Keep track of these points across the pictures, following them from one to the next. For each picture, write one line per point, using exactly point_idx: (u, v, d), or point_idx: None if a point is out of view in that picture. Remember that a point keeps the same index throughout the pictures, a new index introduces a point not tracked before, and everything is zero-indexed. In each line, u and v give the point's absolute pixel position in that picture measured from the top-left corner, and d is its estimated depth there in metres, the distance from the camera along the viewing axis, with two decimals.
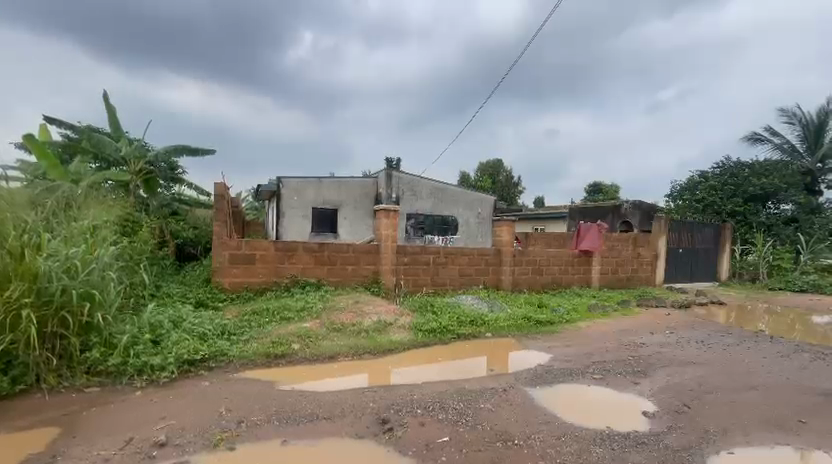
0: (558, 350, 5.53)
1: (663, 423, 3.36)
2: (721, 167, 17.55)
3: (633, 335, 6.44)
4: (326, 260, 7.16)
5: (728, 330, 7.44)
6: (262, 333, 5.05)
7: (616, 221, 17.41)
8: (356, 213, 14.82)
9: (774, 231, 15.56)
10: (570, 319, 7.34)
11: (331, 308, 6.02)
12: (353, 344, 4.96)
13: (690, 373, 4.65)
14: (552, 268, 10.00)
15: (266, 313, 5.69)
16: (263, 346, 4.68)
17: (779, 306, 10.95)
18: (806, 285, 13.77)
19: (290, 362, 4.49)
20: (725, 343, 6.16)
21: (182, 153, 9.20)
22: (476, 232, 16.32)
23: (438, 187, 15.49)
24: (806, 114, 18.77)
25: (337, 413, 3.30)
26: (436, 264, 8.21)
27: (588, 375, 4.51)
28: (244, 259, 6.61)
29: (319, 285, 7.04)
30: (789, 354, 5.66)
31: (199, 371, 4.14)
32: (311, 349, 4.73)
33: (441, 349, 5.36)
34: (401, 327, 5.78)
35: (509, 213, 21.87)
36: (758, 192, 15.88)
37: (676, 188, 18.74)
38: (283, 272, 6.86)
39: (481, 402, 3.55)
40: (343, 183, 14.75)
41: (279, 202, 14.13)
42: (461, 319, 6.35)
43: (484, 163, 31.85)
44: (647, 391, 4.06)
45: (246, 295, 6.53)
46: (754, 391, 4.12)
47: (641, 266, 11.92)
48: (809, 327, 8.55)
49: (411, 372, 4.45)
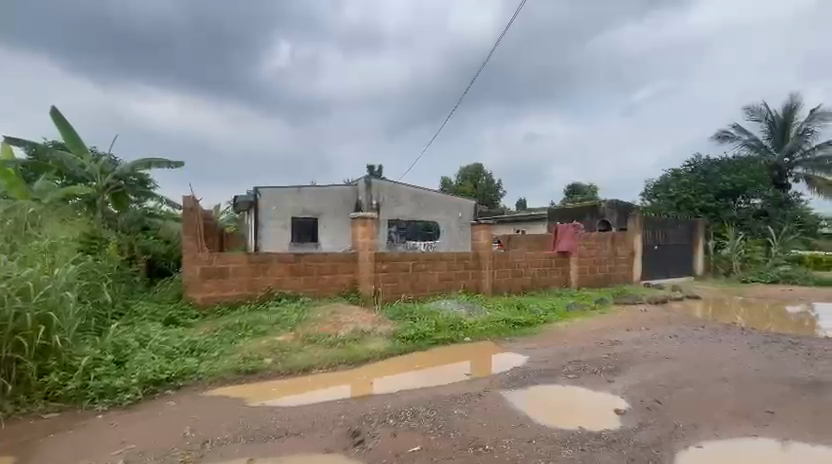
0: (536, 351, 5.56)
1: (634, 420, 3.40)
2: (693, 165, 18.17)
3: (609, 333, 6.53)
4: (302, 271, 7.06)
5: (703, 323, 7.62)
6: (234, 348, 4.92)
7: (594, 220, 17.71)
8: (337, 221, 14.68)
9: (746, 225, 16.20)
10: (548, 320, 7.40)
11: (306, 319, 5.92)
12: (329, 355, 4.87)
13: (663, 368, 4.72)
14: (531, 270, 10.09)
15: (239, 328, 5.56)
16: (233, 362, 4.56)
17: (753, 298, 11.26)
18: (777, 276, 14.45)
19: (262, 377, 4.38)
20: (699, 337, 6.30)
21: (152, 167, 8.97)
22: (458, 236, 16.36)
23: (419, 193, 15.49)
24: (771, 111, 19.52)
25: (307, 427, 3.22)
26: (415, 270, 8.18)
27: (564, 375, 4.54)
28: (216, 273, 6.46)
29: (295, 297, 6.93)
30: (760, 345, 5.80)
31: (166, 392, 4.00)
32: (284, 363, 4.61)
33: (420, 356, 5.29)
34: (379, 335, 5.71)
35: (491, 217, 22.06)
36: (728, 187, 16.42)
37: (650, 187, 19.20)
38: (258, 285, 6.73)
39: (455, 408, 3.52)
40: (322, 192, 14.59)
41: (258, 213, 13.96)
42: (440, 325, 6.31)
43: (465, 168, 32.15)
44: (620, 389, 4.11)
45: (219, 309, 6.37)
46: (724, 383, 4.20)
47: (619, 264, 12.13)
48: (780, 317, 8.80)
49: (388, 381, 4.39)
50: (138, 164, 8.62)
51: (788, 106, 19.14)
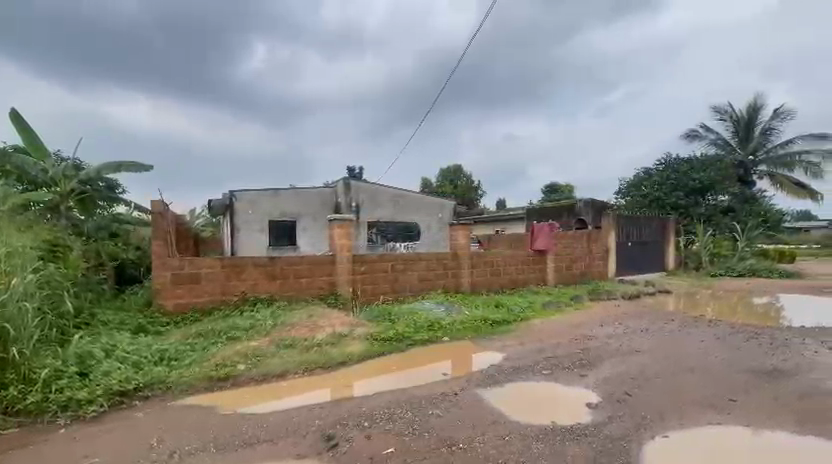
0: (513, 349, 5.64)
1: (604, 413, 3.48)
2: (663, 164, 18.72)
3: (584, 328, 6.68)
4: (278, 274, 6.95)
5: (673, 316, 7.87)
6: (206, 356, 4.81)
7: (570, 219, 18.04)
8: (315, 224, 14.52)
9: (714, 221, 16.77)
10: (525, 317, 7.51)
11: (282, 324, 5.83)
12: (304, 360, 4.81)
13: (634, 361, 4.85)
14: (509, 269, 10.21)
15: (212, 334, 5.44)
16: (205, 369, 4.46)
17: (721, 291, 11.69)
18: (743, 270, 15.05)
19: (235, 384, 4.29)
20: (669, 330, 6.49)
21: (119, 171, 8.68)
22: (438, 237, 16.43)
23: (398, 195, 15.48)
24: (736, 111, 20.31)
25: (280, 433, 3.18)
26: (394, 270, 8.17)
27: (538, 371, 4.61)
28: (187, 279, 6.29)
29: (271, 301, 6.82)
30: (725, 336, 6.03)
31: (133, 403, 3.88)
32: (258, 369, 4.53)
33: (398, 358, 5.27)
34: (356, 338, 5.66)
35: (470, 217, 22.25)
36: (697, 185, 16.89)
37: (624, 186, 19.73)
38: (232, 290, 6.60)
39: (429, 407, 3.53)
40: (299, 194, 14.40)
41: (234, 216, 13.63)
42: (418, 326, 6.31)
43: (445, 169, 32.35)
44: (593, 383, 4.20)
45: (191, 316, 6.21)
46: (690, 374, 4.34)
47: (594, 261, 12.41)
48: (747, 309, 9.14)
49: (365, 384, 4.36)
50: (103, 168, 8.33)
51: (752, 105, 19.99)
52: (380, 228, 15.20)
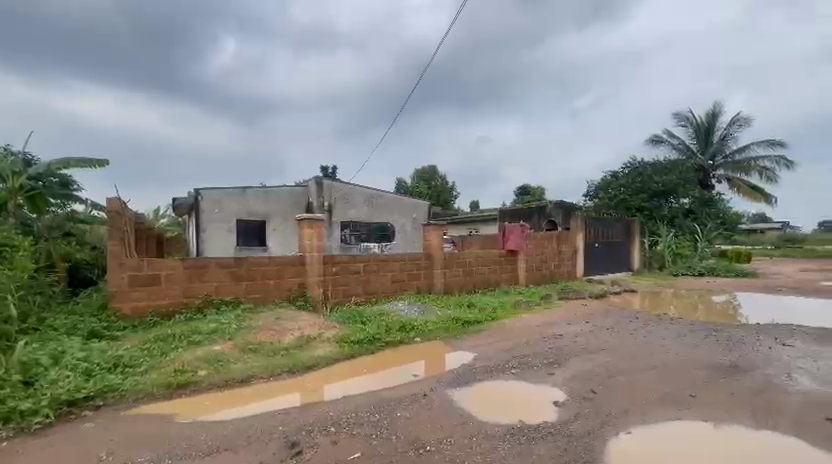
0: (484, 348, 5.66)
1: (570, 411, 3.52)
2: (629, 167, 19.36)
3: (552, 327, 6.79)
4: (244, 276, 6.73)
5: (638, 315, 8.11)
6: (164, 361, 4.58)
7: (541, 220, 18.31)
8: (286, 224, 14.20)
9: (676, 223, 17.42)
10: (496, 317, 7.58)
11: (247, 327, 5.63)
12: (270, 364, 4.65)
13: (600, 359, 4.95)
14: (482, 269, 10.29)
15: (172, 339, 5.20)
16: (163, 376, 4.24)
17: (683, 290, 12.18)
18: (703, 269, 15.76)
19: (195, 390, 4.10)
20: (633, 328, 6.68)
21: (73, 166, 8.19)
22: (413, 237, 16.41)
23: (372, 195, 15.35)
24: (697, 118, 21.28)
25: (241, 442, 3.05)
26: (367, 271, 8.07)
27: (507, 370, 4.63)
28: (146, 281, 6.00)
29: (237, 303, 6.60)
30: (686, 333, 6.26)
31: (83, 413, 3.63)
32: (220, 374, 4.35)
33: (367, 360, 5.18)
34: (325, 341, 5.54)
35: (445, 218, 22.36)
36: (660, 188, 17.60)
37: (592, 188, 20.29)
38: (195, 292, 6.34)
39: (398, 410, 3.48)
40: (270, 194, 14.04)
41: (199, 216, 13.27)
42: (390, 327, 6.23)
43: (420, 170, 32.39)
44: (560, 381, 4.26)
45: (151, 320, 5.92)
46: (653, 371, 4.47)
47: (564, 261, 12.69)
48: (706, 307, 9.53)
49: (333, 388, 4.25)
50: (56, 162, 7.82)
51: (711, 113, 20.98)
52: (353, 228, 15.01)
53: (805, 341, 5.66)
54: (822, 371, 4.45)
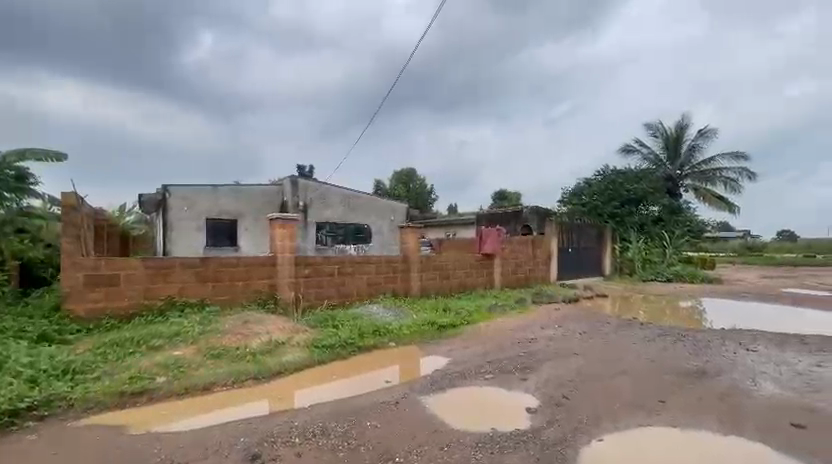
0: (458, 353, 5.58)
1: (543, 418, 3.47)
2: (602, 174, 19.80)
3: (525, 331, 6.81)
4: (211, 277, 6.45)
5: (609, 319, 8.25)
6: (119, 367, 4.30)
7: (517, 225, 18.48)
8: (259, 224, 13.79)
9: (646, 230, 17.90)
10: (471, 320, 7.54)
11: (212, 331, 5.37)
12: (234, 370, 4.42)
13: (572, 364, 4.95)
14: (458, 272, 10.25)
15: (130, 343, 4.90)
16: (117, 383, 3.96)
17: (651, 295, 12.52)
18: (670, 275, 16.31)
19: (151, 399, 3.84)
20: (604, 332, 6.76)
21: (27, 158, 7.66)
22: (390, 239, 16.26)
23: (349, 196, 15.12)
24: (666, 129, 22.03)
25: (198, 455, 2.85)
26: (341, 274, 7.88)
27: (481, 376, 4.56)
28: (104, 281, 5.64)
29: (202, 306, 6.31)
30: (655, 338, 6.37)
31: (24, 424, 3.33)
32: (180, 381, 4.10)
33: (338, 366, 5.01)
34: (294, 345, 5.34)
35: (422, 220, 22.34)
36: (631, 196, 18.11)
37: (566, 194, 20.65)
38: (157, 294, 6.02)
39: (367, 419, 3.35)
40: (243, 192, 13.62)
41: (167, 213, 12.83)
42: (363, 331, 6.07)
43: (398, 171, 32.29)
44: (533, 386, 4.22)
45: (107, 323, 5.56)
46: (624, 376, 4.49)
47: (538, 265, 12.82)
48: (674, 312, 9.79)
49: (300, 395, 4.06)
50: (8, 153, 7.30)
51: (680, 124, 21.77)
52: (329, 229, 14.75)
53: (768, 347, 5.84)
54: (785, 376, 4.58)
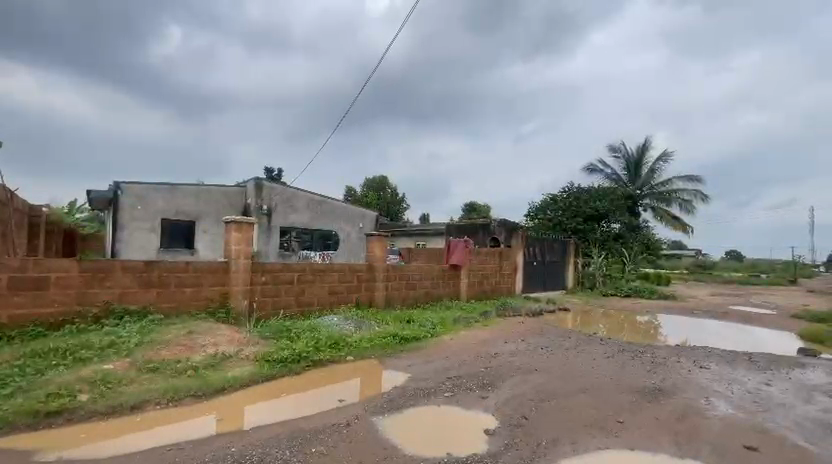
0: (419, 368, 5.39)
1: (501, 441, 3.33)
2: (567, 190, 20.06)
3: (488, 345, 6.71)
4: (156, 283, 6.00)
5: (571, 333, 8.29)
6: (38, 382, 3.83)
7: (486, 237, 18.47)
8: (219, 226, 13.14)
9: (608, 246, 18.38)
10: (435, 333, 7.38)
11: (151, 343, 4.95)
12: (171, 387, 4.03)
13: (532, 381, 4.87)
14: (425, 283, 10.10)
15: (54, 354, 4.40)
16: (31, 401, 3.50)
17: (612, 310, 12.78)
18: (629, 291, 16.78)
19: (70, 420, 3.41)
20: (566, 348, 6.76)
21: None
22: (358, 247, 15.96)
23: (317, 201, 14.71)
24: (628, 150, 22.96)
25: None
26: (301, 282, 7.54)
27: (440, 393, 4.39)
28: (31, 284, 5.09)
29: (144, 314, 5.83)
30: (614, 354, 6.41)
31: None
32: (107, 399, 3.69)
33: (290, 381, 4.69)
34: (243, 359, 4.99)
35: (392, 229, 22.14)
36: (593, 212, 18.38)
37: (532, 207, 20.85)
38: (92, 299, 5.50)
39: (313, 444, 3.08)
40: (202, 192, 12.94)
41: (118, 213, 12.06)
42: (320, 344, 5.77)
43: (370, 179, 32.03)
44: (493, 406, 4.08)
45: (32, 331, 5.01)
46: (583, 394, 4.44)
47: (504, 277, 12.89)
48: (632, 327, 9.99)
49: (245, 415, 3.72)
50: None
51: (640, 146, 22.76)
52: (295, 234, 14.27)
53: (720, 364, 5.99)
54: (736, 395, 4.67)
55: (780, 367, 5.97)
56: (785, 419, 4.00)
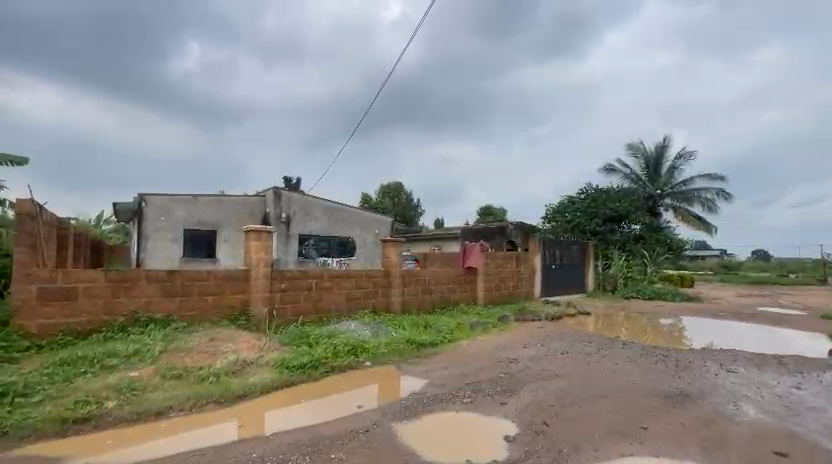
0: (435, 374, 5.36)
1: (521, 448, 3.28)
2: (585, 192, 19.68)
3: (506, 350, 6.64)
4: (178, 291, 6.14)
5: (591, 338, 8.12)
6: (66, 390, 3.96)
7: (503, 240, 18.33)
8: (238, 235, 13.40)
9: (628, 248, 17.98)
10: (452, 338, 7.34)
11: (175, 350, 5.08)
12: (194, 393, 4.11)
13: (552, 386, 4.78)
14: (441, 288, 10.07)
15: (82, 363, 4.55)
16: (59, 409, 3.62)
17: (634, 313, 12.47)
18: (652, 293, 16.31)
19: (97, 426, 3.51)
20: (586, 352, 6.62)
21: None
22: (374, 253, 16.01)
23: (334, 208, 14.88)
24: (646, 149, 22.51)
25: None
26: (318, 288, 7.62)
27: (458, 399, 4.36)
28: (60, 294, 5.27)
29: (168, 322, 5.99)
30: (636, 358, 6.26)
31: None
32: (133, 406, 3.79)
33: (309, 387, 4.74)
34: (262, 365, 5.06)
35: (408, 234, 22.27)
36: (613, 213, 18.02)
37: (548, 210, 20.56)
38: (119, 309, 5.68)
39: (331, 451, 3.09)
40: (221, 202, 13.23)
41: (142, 223, 12.43)
42: (338, 350, 5.80)
43: (384, 185, 32.09)
44: (512, 412, 4.04)
45: (61, 340, 5.18)
46: (605, 400, 4.34)
47: (521, 282, 12.71)
48: (654, 330, 9.75)
49: (267, 420, 3.78)
50: None
51: (659, 145, 22.28)
52: (312, 241, 14.42)
53: (747, 368, 5.79)
54: (765, 399, 4.50)
55: (812, 370, 5.74)
56: (817, 424, 3.84)
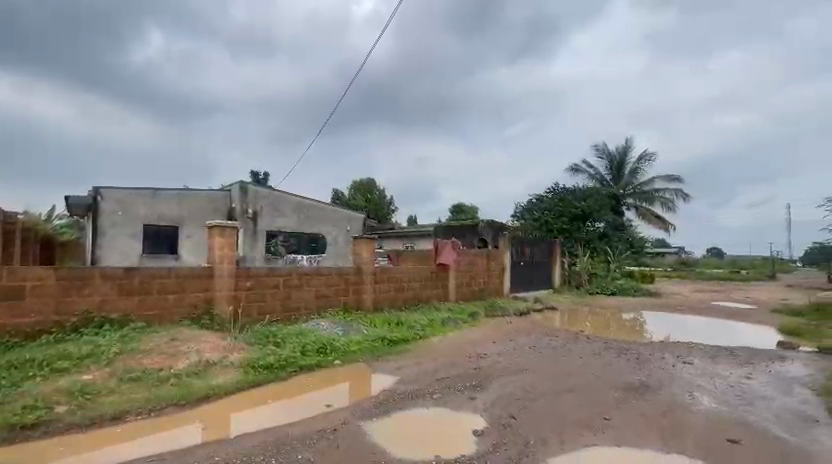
0: (406, 371, 5.36)
1: (489, 441, 3.33)
2: (552, 191, 20.17)
3: (476, 346, 6.72)
4: (137, 290, 5.86)
5: (559, 332, 8.34)
6: (11, 395, 3.69)
7: (473, 238, 18.47)
8: (202, 232, 12.91)
9: (592, 245, 18.54)
10: (424, 335, 7.36)
11: (133, 351, 4.84)
12: (153, 396, 3.94)
13: (520, 381, 4.88)
14: (413, 285, 10.06)
15: (29, 366, 4.26)
16: (4, 415, 3.37)
17: (598, 308, 12.93)
18: (615, 289, 16.93)
19: (45, 433, 3.29)
20: (553, 347, 6.79)
21: None
22: (346, 251, 15.84)
23: (305, 204, 14.56)
24: (610, 151, 23.36)
25: None
26: (286, 286, 7.44)
27: (428, 395, 4.39)
28: (4, 294, 4.91)
29: (126, 322, 5.71)
30: (600, 352, 6.46)
31: None
32: (87, 411, 3.59)
33: (277, 387, 4.62)
34: (228, 366, 4.90)
35: (380, 232, 22.17)
36: (578, 212, 18.64)
37: (517, 208, 20.94)
38: (71, 309, 5.35)
39: (299, 451, 3.03)
40: (185, 197, 12.71)
41: (98, 219, 11.79)
42: (306, 349, 5.69)
43: (356, 182, 31.81)
44: (481, 406, 4.09)
45: (6, 342, 4.84)
46: (570, 393, 4.46)
47: (491, 279, 12.90)
48: (618, 324, 10.11)
49: (233, 422, 3.66)
50: None
51: (623, 148, 23.16)
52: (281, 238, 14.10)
53: (703, 360, 6.09)
54: (719, 389, 4.75)
55: (761, 361, 6.10)
56: (766, 412, 4.08)
